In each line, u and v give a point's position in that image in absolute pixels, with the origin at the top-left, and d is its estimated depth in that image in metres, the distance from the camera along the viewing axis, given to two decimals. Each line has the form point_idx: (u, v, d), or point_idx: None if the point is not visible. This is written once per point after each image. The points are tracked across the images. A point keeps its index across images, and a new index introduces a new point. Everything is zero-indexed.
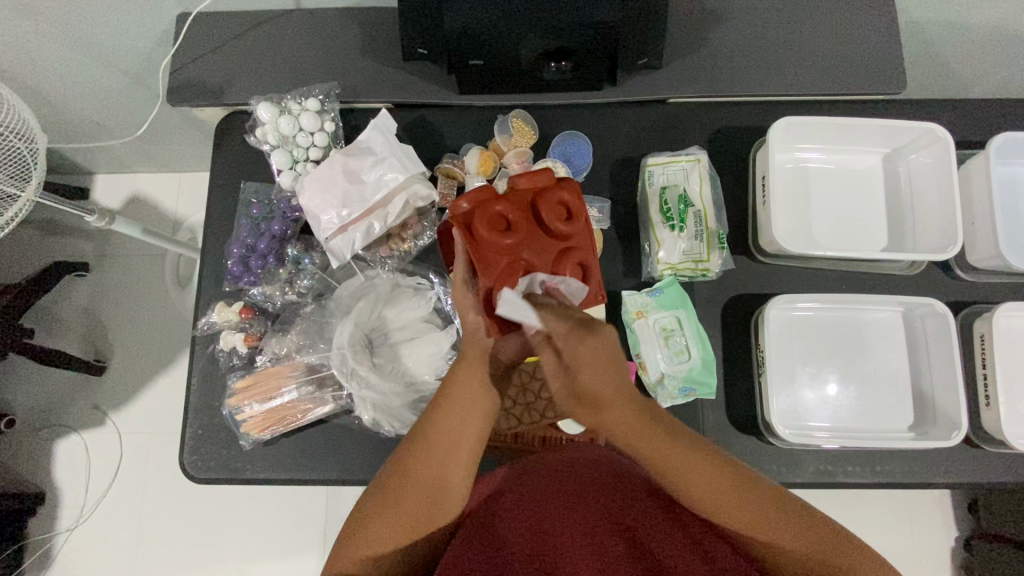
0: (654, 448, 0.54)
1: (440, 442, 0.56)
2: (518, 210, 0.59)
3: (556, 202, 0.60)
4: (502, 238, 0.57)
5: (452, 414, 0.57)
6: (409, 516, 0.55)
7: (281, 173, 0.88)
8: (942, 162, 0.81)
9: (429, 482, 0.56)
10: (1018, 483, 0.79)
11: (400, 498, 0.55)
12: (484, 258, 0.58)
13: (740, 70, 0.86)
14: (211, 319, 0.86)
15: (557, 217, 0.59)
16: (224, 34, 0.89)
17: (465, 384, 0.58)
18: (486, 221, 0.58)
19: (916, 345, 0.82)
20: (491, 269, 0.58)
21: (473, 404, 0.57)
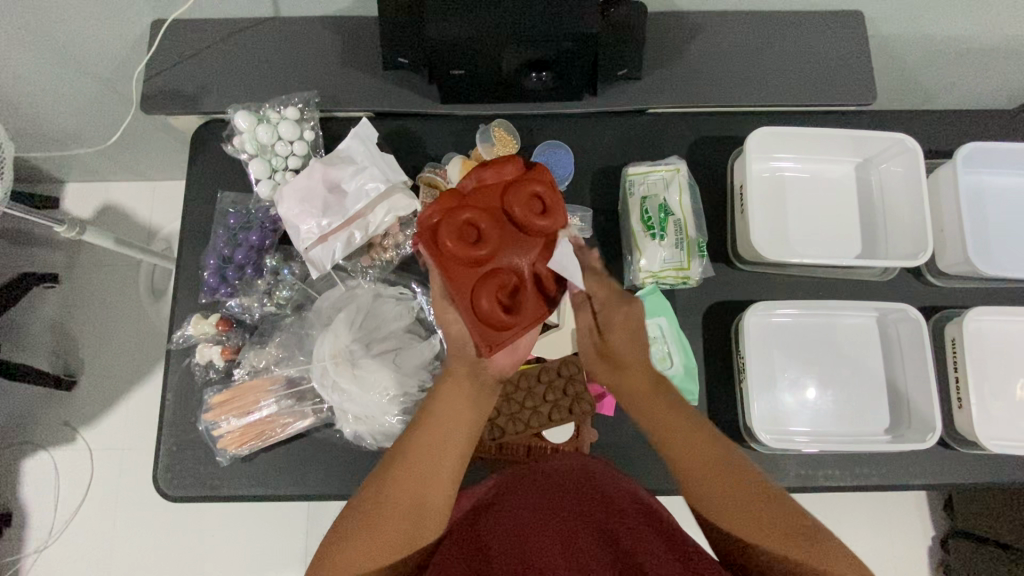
0: (665, 423, 0.62)
1: (425, 453, 0.58)
2: (487, 213, 0.54)
3: (528, 194, 0.53)
4: (470, 251, 0.53)
5: (440, 427, 0.59)
6: (390, 533, 0.55)
7: (258, 182, 0.87)
8: (911, 171, 0.83)
9: (414, 497, 0.56)
10: (989, 483, 0.82)
11: (384, 510, 0.56)
12: (455, 274, 0.54)
13: (717, 81, 0.87)
14: (186, 332, 0.83)
15: (530, 211, 0.53)
16: (199, 42, 0.88)
17: (449, 400, 0.60)
18: (453, 233, 0.53)
19: (891, 349, 0.83)
20: (465, 287, 0.54)
21: (461, 413, 0.60)
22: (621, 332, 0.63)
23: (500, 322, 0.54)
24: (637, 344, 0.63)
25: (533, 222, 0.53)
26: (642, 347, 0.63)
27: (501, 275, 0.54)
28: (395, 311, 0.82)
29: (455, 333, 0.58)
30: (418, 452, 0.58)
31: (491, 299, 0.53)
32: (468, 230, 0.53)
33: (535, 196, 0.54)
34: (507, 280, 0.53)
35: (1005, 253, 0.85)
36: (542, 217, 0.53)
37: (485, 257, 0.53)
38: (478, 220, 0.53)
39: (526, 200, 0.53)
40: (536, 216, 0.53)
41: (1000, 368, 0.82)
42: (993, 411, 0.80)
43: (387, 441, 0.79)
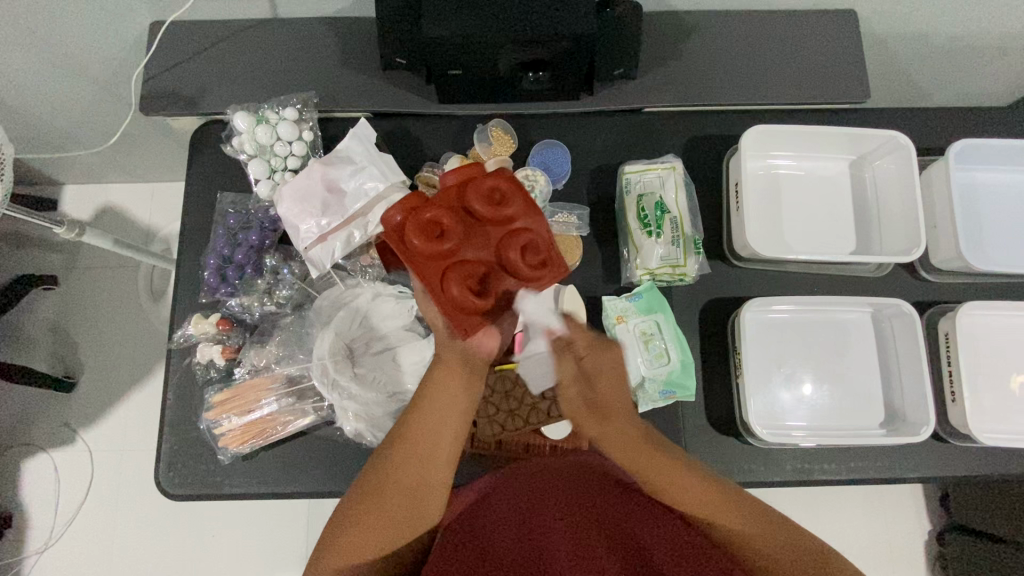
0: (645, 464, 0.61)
1: (422, 436, 0.58)
2: (449, 209, 0.57)
3: (485, 189, 0.57)
4: (433, 242, 0.56)
5: (433, 411, 0.59)
6: (390, 516, 0.56)
7: (258, 182, 0.87)
8: (905, 167, 0.84)
9: (413, 480, 0.57)
10: (983, 475, 0.83)
11: (385, 496, 0.56)
12: (424, 267, 0.57)
13: (712, 80, 0.88)
14: (187, 332, 0.84)
15: (487, 204, 0.56)
16: (199, 43, 0.89)
17: (444, 384, 0.59)
18: (418, 230, 0.56)
19: (885, 344, 0.84)
20: (435, 277, 0.57)
21: (455, 395, 0.60)
22: (607, 380, 0.63)
23: (471, 307, 0.56)
24: (621, 391, 0.63)
25: (489, 214, 0.56)
26: (625, 393, 0.64)
27: (467, 264, 0.56)
28: (394, 309, 0.83)
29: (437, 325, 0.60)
30: (415, 435, 0.58)
31: (460, 287, 0.56)
32: (432, 226, 0.56)
33: (492, 191, 0.57)
34: (472, 268, 0.56)
35: (998, 248, 0.86)
36: (497, 207, 0.56)
37: (449, 249, 0.56)
38: (441, 216, 0.57)
39: (484, 195, 0.56)
40: (493, 208, 0.56)
41: (992, 363, 0.83)
42: (987, 404, 0.81)
43: (387, 439, 0.79)
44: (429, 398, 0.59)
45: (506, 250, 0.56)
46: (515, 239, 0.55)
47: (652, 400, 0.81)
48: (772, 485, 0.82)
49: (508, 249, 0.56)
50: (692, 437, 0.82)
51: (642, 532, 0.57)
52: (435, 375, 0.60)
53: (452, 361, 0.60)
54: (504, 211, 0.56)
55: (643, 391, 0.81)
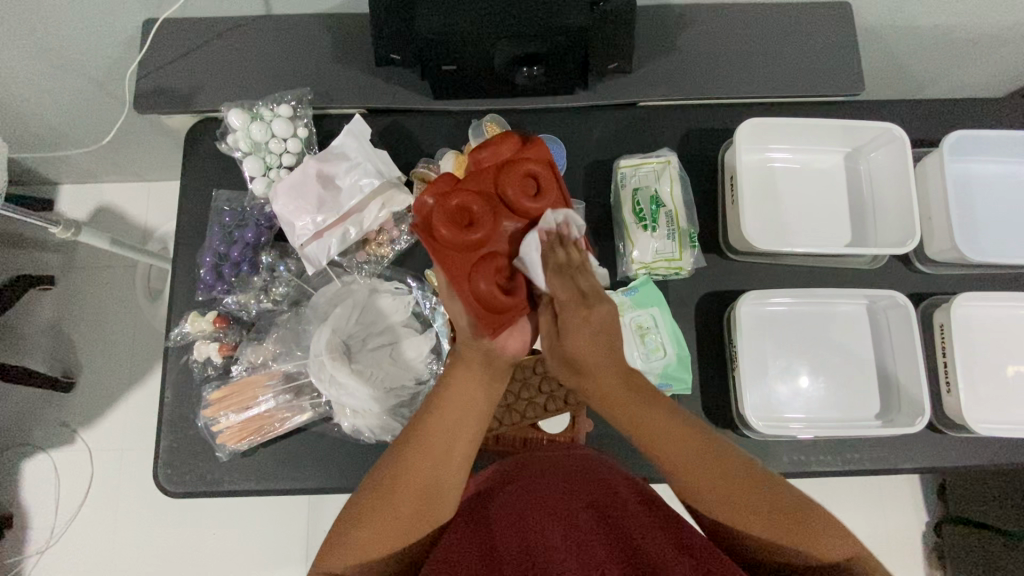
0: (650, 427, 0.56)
1: (435, 438, 0.56)
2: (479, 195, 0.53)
3: (520, 176, 0.53)
4: (465, 233, 0.52)
5: (449, 414, 0.57)
6: (395, 517, 0.56)
7: (253, 179, 0.87)
8: (899, 160, 0.84)
9: (423, 482, 0.56)
10: (979, 465, 0.83)
11: (392, 496, 0.56)
12: (451, 259, 0.53)
13: (707, 74, 0.88)
14: (184, 330, 0.84)
15: (520, 193, 0.52)
16: (192, 41, 0.89)
17: (463, 385, 0.57)
18: (448, 218, 0.52)
19: (881, 336, 0.85)
20: (463, 269, 0.53)
21: (473, 399, 0.57)
22: (583, 338, 0.51)
23: (501, 304, 0.52)
24: (603, 352, 0.52)
25: (522, 204, 0.52)
26: (608, 355, 0.52)
27: (500, 255, 0.53)
28: (392, 306, 0.83)
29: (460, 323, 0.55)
30: (428, 438, 0.57)
31: (491, 281, 0.52)
32: (461, 213, 0.52)
33: (526, 179, 0.53)
34: (504, 261, 0.53)
35: (992, 239, 0.86)
36: (534, 198, 0.52)
37: (481, 240, 0.52)
38: (471, 203, 0.52)
39: (517, 181, 0.52)
40: (526, 197, 0.52)
41: (988, 354, 0.83)
42: (982, 395, 0.82)
43: (385, 434, 0.79)
44: (444, 397, 0.57)
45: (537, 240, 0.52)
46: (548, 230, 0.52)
47: None
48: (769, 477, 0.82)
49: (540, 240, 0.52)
50: None
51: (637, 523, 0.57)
52: (456, 375, 0.57)
53: (472, 361, 0.57)
54: (538, 201, 0.52)
55: None
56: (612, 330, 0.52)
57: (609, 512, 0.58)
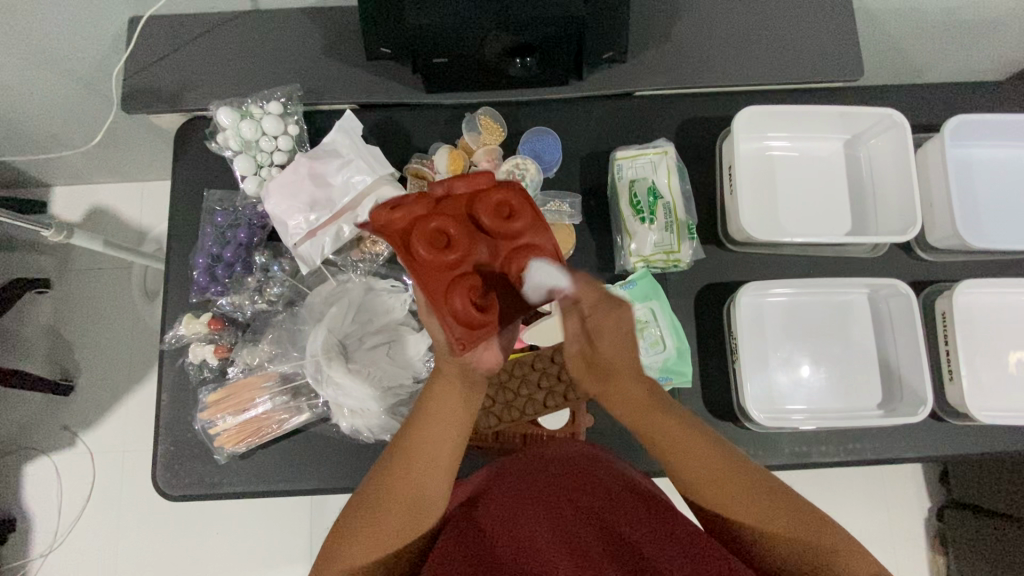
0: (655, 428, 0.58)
1: (418, 450, 0.57)
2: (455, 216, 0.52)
3: (496, 201, 0.51)
4: (440, 256, 0.50)
5: (431, 427, 0.57)
6: (389, 527, 0.55)
7: (244, 178, 0.86)
8: (899, 145, 0.83)
9: (411, 491, 0.56)
10: (982, 453, 0.82)
11: (384, 503, 0.56)
12: (428, 280, 0.52)
13: (704, 61, 0.87)
14: (178, 332, 0.83)
15: (496, 219, 0.51)
16: (179, 38, 0.87)
17: (441, 398, 0.58)
18: (422, 238, 0.51)
19: (882, 325, 0.84)
20: (439, 290, 0.51)
21: (452, 411, 0.58)
22: (609, 332, 0.53)
23: (476, 325, 0.51)
24: (623, 343, 0.55)
25: (498, 228, 0.51)
26: (628, 346, 0.55)
27: (475, 275, 0.51)
28: (387, 304, 0.82)
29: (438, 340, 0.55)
30: (415, 448, 0.57)
31: (468, 302, 0.51)
32: (436, 236, 0.51)
33: (502, 204, 0.52)
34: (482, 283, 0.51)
35: (994, 225, 0.85)
36: (511, 223, 0.51)
37: (458, 261, 0.51)
38: (446, 226, 0.51)
39: (494, 206, 0.51)
40: (503, 223, 0.51)
41: (990, 340, 0.82)
42: (984, 382, 0.81)
43: (384, 433, 0.79)
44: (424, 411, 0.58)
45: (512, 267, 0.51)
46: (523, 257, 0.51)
47: None
48: (771, 469, 0.81)
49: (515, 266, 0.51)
50: None
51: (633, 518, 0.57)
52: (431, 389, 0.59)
53: (453, 374, 0.57)
54: (514, 227, 0.51)
55: None
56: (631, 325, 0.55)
57: (606, 507, 0.58)
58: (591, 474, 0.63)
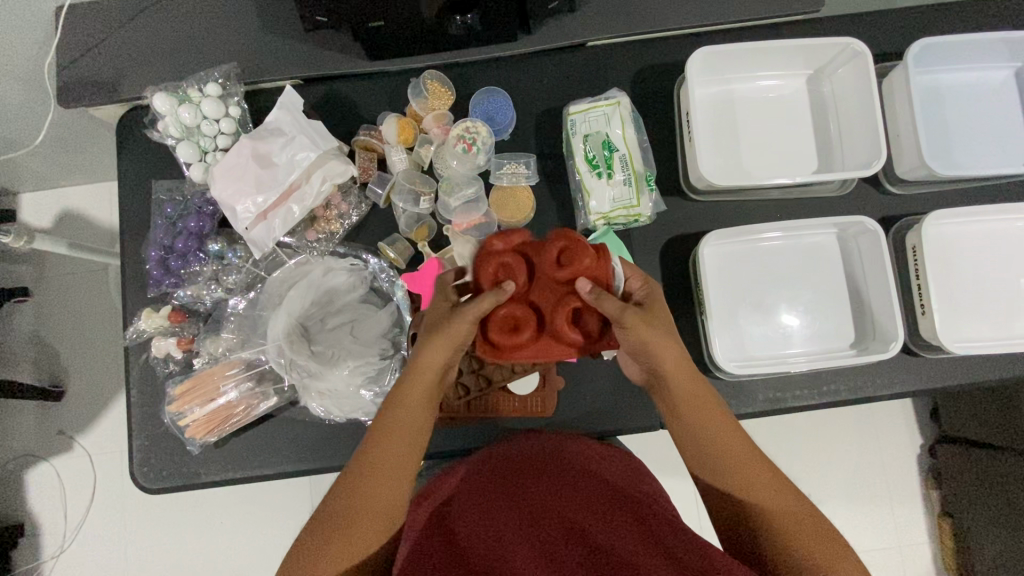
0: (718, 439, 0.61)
1: (397, 443, 0.59)
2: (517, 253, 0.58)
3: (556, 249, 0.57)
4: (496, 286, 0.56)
5: (408, 420, 0.60)
6: (363, 521, 0.56)
7: (189, 166, 0.83)
8: (861, 76, 0.79)
9: (387, 505, 0.58)
10: (961, 385, 0.81)
11: (365, 496, 0.57)
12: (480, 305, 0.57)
13: (655, 4, 0.83)
14: (138, 327, 0.81)
15: (553, 265, 0.57)
16: (109, 26, 0.84)
17: (417, 393, 0.61)
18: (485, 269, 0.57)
19: (852, 263, 0.82)
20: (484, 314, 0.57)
21: (426, 405, 0.62)
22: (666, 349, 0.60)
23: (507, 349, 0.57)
24: (677, 355, 0.61)
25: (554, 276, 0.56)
26: (682, 355, 0.61)
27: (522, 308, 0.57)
28: (347, 284, 0.81)
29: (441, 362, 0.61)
30: (391, 445, 0.59)
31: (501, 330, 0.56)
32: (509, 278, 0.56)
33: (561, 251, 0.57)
34: (520, 316, 0.56)
35: (963, 152, 0.82)
36: (562, 270, 0.56)
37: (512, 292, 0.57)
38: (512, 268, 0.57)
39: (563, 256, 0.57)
40: (554, 269, 0.56)
41: (963, 270, 0.80)
42: (959, 314, 0.79)
43: (355, 413, 0.77)
44: (401, 403, 0.61)
45: (557, 311, 0.55)
46: (568, 305, 0.56)
47: None
48: (745, 417, 0.81)
49: (558, 312, 0.55)
50: None
51: (616, 524, 0.57)
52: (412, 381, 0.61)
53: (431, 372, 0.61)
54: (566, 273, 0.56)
55: None
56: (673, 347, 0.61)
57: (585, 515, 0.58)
58: (574, 480, 0.64)
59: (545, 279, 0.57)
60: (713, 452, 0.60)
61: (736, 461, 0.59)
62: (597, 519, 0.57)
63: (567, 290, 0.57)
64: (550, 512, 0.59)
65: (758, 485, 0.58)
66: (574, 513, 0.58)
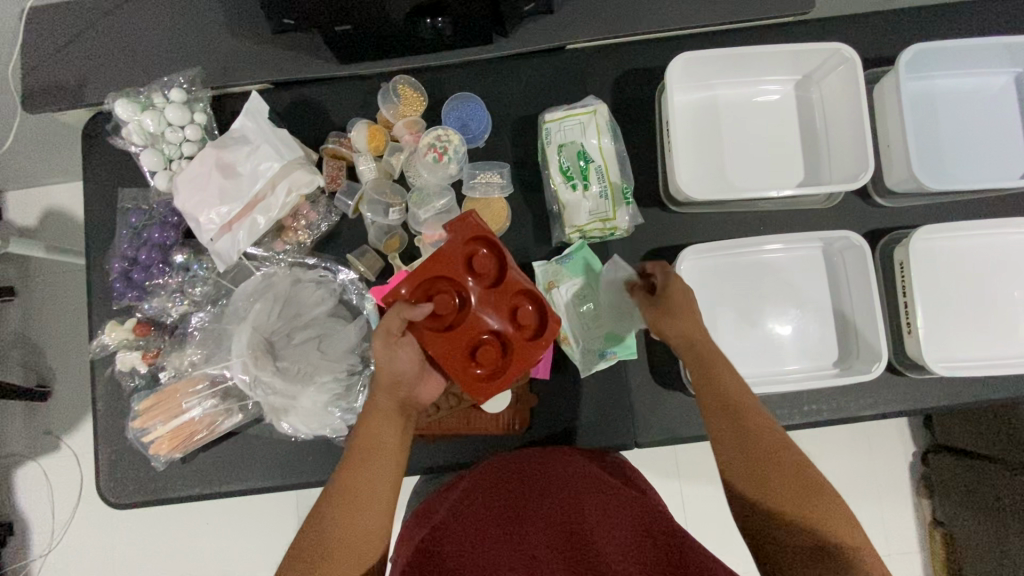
0: (768, 439, 0.56)
1: (361, 474, 0.56)
2: (448, 266, 0.64)
3: (465, 245, 0.64)
4: (441, 319, 0.63)
5: (372, 449, 0.57)
6: (339, 563, 0.52)
7: (154, 174, 0.80)
8: (850, 84, 0.76)
9: (356, 538, 0.53)
10: (948, 407, 0.78)
11: (338, 530, 0.53)
12: (437, 346, 0.63)
13: (636, 6, 0.79)
14: (103, 340, 0.79)
15: (463, 265, 0.64)
16: (71, 28, 0.82)
17: (377, 425, 0.58)
18: (424, 293, 0.64)
19: (837, 278, 0.79)
20: (440, 347, 0.63)
21: (390, 435, 0.58)
22: (694, 317, 0.64)
23: (466, 370, 0.64)
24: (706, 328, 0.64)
25: (465, 274, 0.64)
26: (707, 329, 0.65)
27: (448, 321, 0.63)
28: (316, 296, 0.79)
29: (403, 369, 0.59)
30: (355, 478, 0.55)
31: (435, 341, 0.63)
32: (444, 298, 0.63)
33: (469, 246, 0.64)
34: (446, 329, 0.63)
35: (956, 164, 0.78)
36: (469, 267, 0.64)
37: (449, 317, 0.63)
38: (452, 290, 0.64)
39: (474, 258, 0.64)
40: (463, 267, 0.64)
41: (952, 288, 0.77)
42: (947, 333, 0.76)
43: (321, 429, 0.76)
44: (359, 435, 0.58)
45: (474, 315, 0.64)
46: (473, 294, 0.64)
47: (594, 364, 0.78)
48: None
49: (475, 300, 0.64)
50: (637, 396, 0.79)
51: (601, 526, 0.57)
52: (367, 418, 0.59)
53: (391, 405, 0.59)
54: (469, 264, 0.64)
55: (583, 355, 0.78)
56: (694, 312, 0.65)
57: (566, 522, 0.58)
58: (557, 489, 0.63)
59: (463, 275, 0.64)
60: (764, 458, 0.55)
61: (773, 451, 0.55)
62: (578, 520, 0.58)
63: (476, 278, 0.64)
64: (533, 521, 0.59)
65: (797, 489, 0.53)
66: (558, 521, 0.58)
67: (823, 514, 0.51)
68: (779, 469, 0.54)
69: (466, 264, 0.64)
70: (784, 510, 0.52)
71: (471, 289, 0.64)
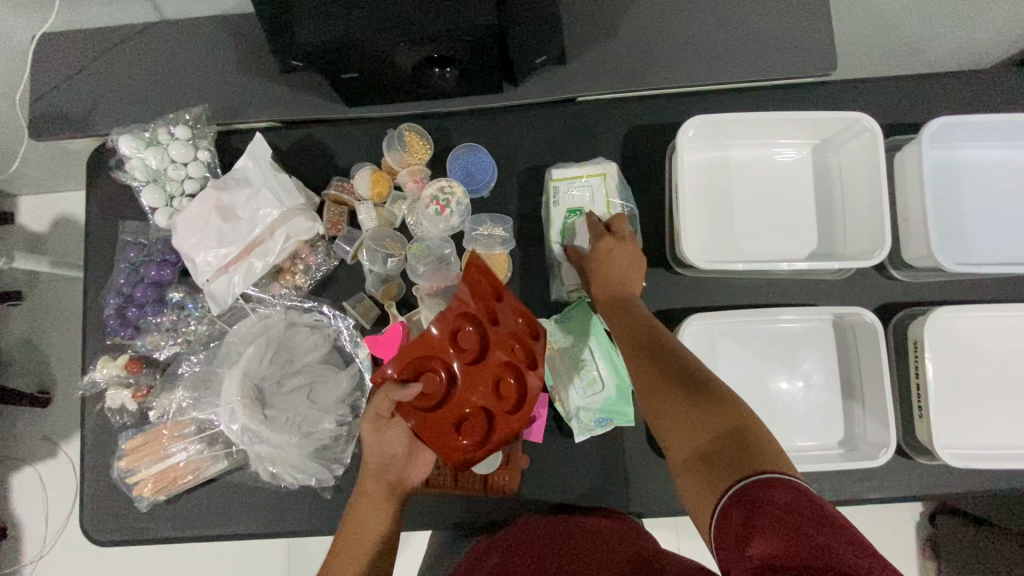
0: (648, 355, 0.58)
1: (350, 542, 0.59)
2: (437, 343, 0.59)
3: (454, 319, 0.60)
4: (427, 397, 0.60)
5: (361, 520, 0.60)
6: None
7: (154, 211, 0.79)
8: (869, 155, 0.73)
9: None
10: (959, 493, 0.74)
11: None
12: (423, 427, 0.60)
13: (652, 62, 0.77)
14: (94, 377, 0.79)
15: (451, 341, 0.59)
16: (80, 57, 0.81)
17: (369, 499, 0.61)
18: (410, 370, 0.59)
19: (847, 351, 0.76)
20: (427, 427, 0.60)
21: (378, 504, 0.61)
22: (616, 263, 0.69)
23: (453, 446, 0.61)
24: (627, 272, 0.69)
25: (454, 350, 0.60)
26: (629, 271, 0.69)
27: (434, 399, 0.60)
28: (310, 341, 0.78)
29: (392, 452, 0.61)
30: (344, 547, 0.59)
31: (421, 420, 0.60)
32: (431, 377, 0.59)
33: (458, 320, 0.60)
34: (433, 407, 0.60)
35: (978, 240, 0.75)
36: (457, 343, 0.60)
37: (436, 394, 0.60)
38: (436, 367, 0.60)
39: (459, 334, 0.60)
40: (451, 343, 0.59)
41: (967, 370, 0.74)
42: (959, 417, 0.73)
43: (306, 478, 0.75)
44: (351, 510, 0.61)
45: (461, 394, 0.60)
46: (461, 372, 0.60)
47: (589, 429, 0.74)
48: None
49: (461, 379, 0.60)
50: (632, 461, 0.77)
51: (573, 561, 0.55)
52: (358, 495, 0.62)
53: (380, 484, 0.61)
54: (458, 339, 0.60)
55: (578, 421, 0.74)
56: (634, 264, 0.70)
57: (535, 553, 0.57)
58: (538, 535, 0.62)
59: (451, 353, 0.59)
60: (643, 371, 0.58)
61: (652, 360, 0.58)
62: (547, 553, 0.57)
63: (464, 354, 0.60)
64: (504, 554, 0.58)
65: (672, 395, 0.54)
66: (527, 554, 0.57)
67: (702, 412, 0.51)
68: (654, 378, 0.56)
69: (455, 340, 0.60)
70: (663, 417, 0.53)
71: (460, 366, 0.60)
